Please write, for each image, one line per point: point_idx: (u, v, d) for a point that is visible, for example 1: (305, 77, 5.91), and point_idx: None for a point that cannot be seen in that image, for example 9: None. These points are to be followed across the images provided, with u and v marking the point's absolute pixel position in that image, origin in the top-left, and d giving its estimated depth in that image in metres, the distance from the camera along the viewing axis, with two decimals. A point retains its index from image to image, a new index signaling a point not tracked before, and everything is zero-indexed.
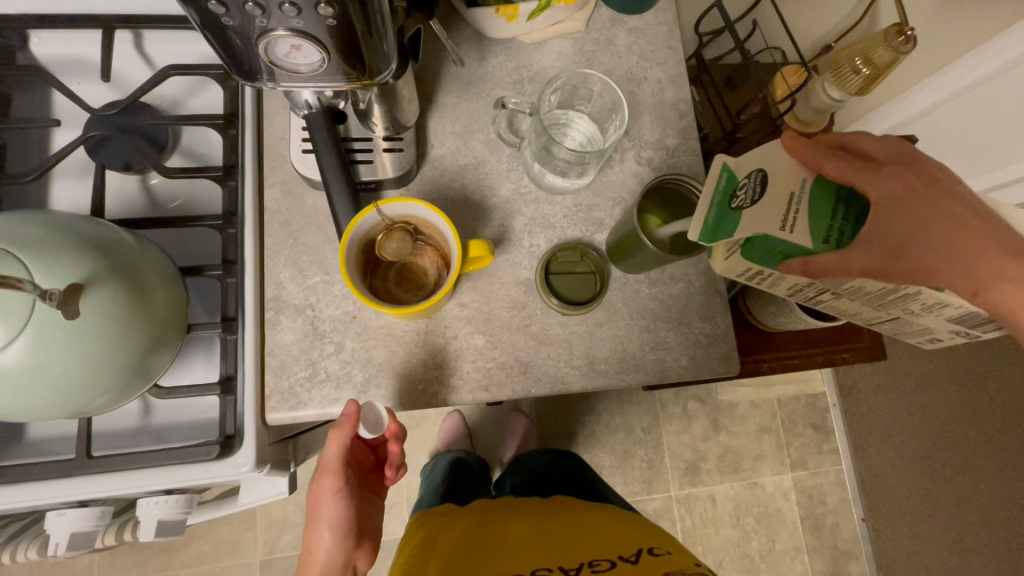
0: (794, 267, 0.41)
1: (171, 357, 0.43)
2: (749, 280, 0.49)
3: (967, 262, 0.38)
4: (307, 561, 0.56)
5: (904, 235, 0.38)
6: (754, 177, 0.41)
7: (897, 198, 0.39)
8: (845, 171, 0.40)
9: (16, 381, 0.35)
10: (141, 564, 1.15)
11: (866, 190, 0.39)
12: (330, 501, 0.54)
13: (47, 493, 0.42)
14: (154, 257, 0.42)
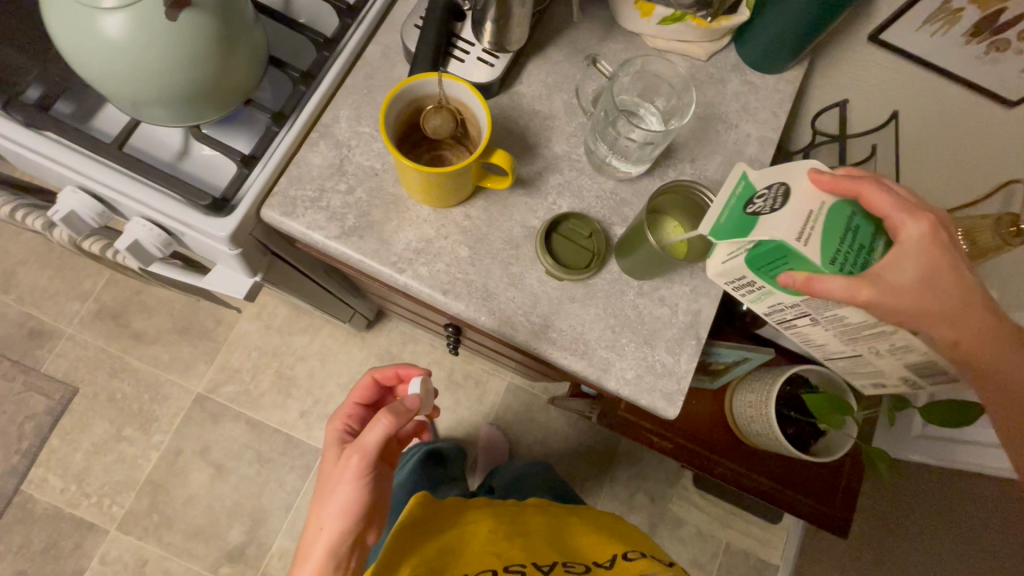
0: (796, 280, 0.41)
1: (217, 109, 0.49)
2: (739, 289, 0.50)
3: (967, 313, 0.40)
4: (313, 543, 0.54)
5: (926, 303, 0.40)
6: (774, 189, 0.44)
7: (921, 245, 0.40)
8: (880, 201, 0.41)
9: (102, 43, 0.42)
10: (110, 336, 1.25)
11: (898, 225, 0.41)
12: (350, 478, 0.53)
13: (79, 164, 0.50)
14: (256, 33, 0.49)
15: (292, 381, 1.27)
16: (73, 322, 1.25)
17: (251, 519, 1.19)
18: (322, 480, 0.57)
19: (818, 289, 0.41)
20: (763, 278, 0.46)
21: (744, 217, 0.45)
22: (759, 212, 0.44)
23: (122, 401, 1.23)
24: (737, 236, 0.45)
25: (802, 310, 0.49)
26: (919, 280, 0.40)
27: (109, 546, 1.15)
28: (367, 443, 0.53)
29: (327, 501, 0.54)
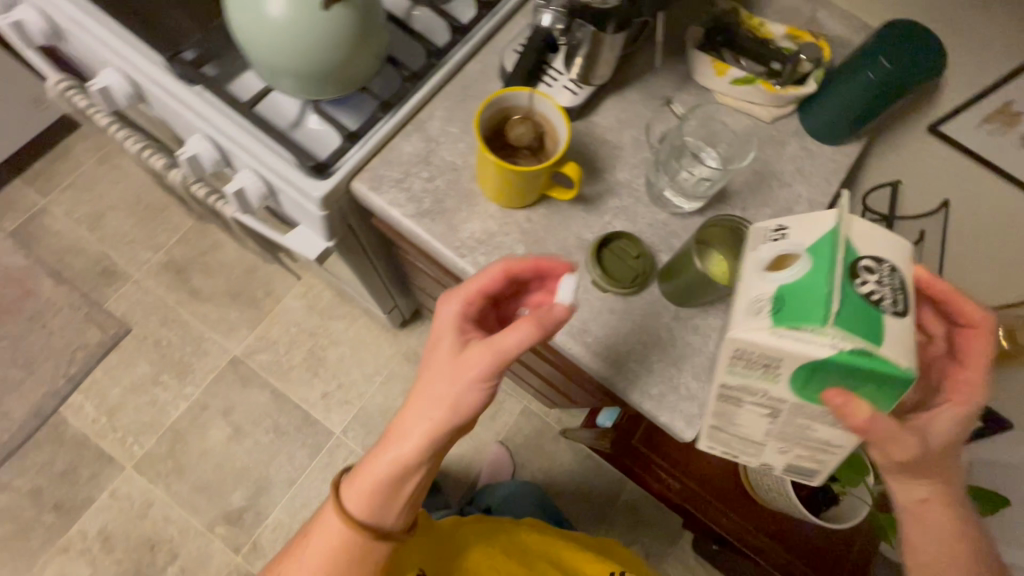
0: (865, 415, 0.41)
1: (337, 91, 0.57)
2: (747, 361, 0.43)
3: (951, 476, 0.49)
4: (414, 419, 0.53)
5: (936, 453, 0.48)
6: (889, 281, 0.40)
7: (969, 409, 0.48)
8: (977, 354, 0.50)
9: (264, 22, 0.51)
10: (171, 286, 1.35)
11: (970, 385, 0.49)
12: (477, 377, 0.51)
13: (213, 115, 0.59)
14: (383, 33, 0.57)
15: (321, 361, 1.33)
16: (142, 268, 1.36)
17: (255, 486, 1.23)
18: (433, 363, 0.54)
19: (859, 427, 0.42)
20: (797, 375, 0.42)
21: (867, 306, 0.39)
22: (883, 311, 0.40)
23: (166, 348, 1.31)
24: (859, 332, 0.38)
25: (776, 404, 0.45)
26: (951, 433, 0.48)
27: (122, 483, 1.21)
28: (502, 347, 0.50)
29: (438, 391, 0.52)
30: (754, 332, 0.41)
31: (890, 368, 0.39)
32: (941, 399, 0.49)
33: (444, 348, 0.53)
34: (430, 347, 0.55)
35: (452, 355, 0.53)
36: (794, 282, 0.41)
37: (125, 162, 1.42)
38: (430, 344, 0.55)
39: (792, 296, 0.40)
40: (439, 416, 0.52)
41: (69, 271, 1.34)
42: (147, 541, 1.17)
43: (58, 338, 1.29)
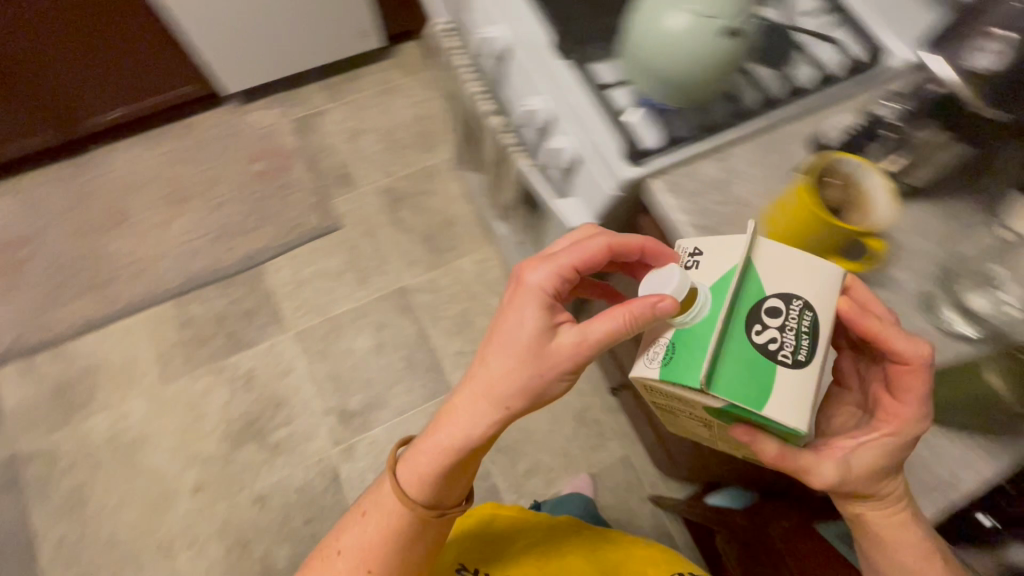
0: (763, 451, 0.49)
1: (676, 101, 0.65)
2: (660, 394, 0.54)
3: (885, 495, 0.52)
4: (491, 399, 0.56)
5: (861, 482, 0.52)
6: (774, 325, 0.49)
7: (892, 447, 0.51)
8: (910, 400, 0.50)
9: (659, 28, 0.61)
10: (383, 208, 1.56)
11: (897, 428, 0.51)
12: (565, 361, 0.54)
13: (566, 85, 0.70)
14: (738, 69, 0.64)
15: (468, 323, 1.44)
16: (370, 184, 1.58)
17: (373, 398, 1.35)
18: (508, 336, 0.55)
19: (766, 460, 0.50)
20: (704, 412, 0.51)
21: (757, 356, 0.48)
22: (774, 364, 0.48)
23: (357, 253, 1.50)
24: (747, 393, 0.47)
25: (705, 421, 0.55)
26: (875, 467, 0.51)
27: (281, 342, 1.39)
28: (595, 336, 0.53)
29: (519, 372, 0.54)
30: (641, 375, 0.51)
31: (783, 425, 0.46)
32: (868, 431, 0.52)
33: (523, 325, 0.55)
34: (505, 318, 0.56)
35: (534, 329, 0.54)
36: (691, 331, 0.49)
37: (396, 101, 1.69)
38: (505, 313, 0.56)
39: (686, 345, 0.49)
40: (515, 396, 0.55)
41: (319, 164, 1.60)
42: (275, 397, 1.34)
43: (287, 210, 1.53)
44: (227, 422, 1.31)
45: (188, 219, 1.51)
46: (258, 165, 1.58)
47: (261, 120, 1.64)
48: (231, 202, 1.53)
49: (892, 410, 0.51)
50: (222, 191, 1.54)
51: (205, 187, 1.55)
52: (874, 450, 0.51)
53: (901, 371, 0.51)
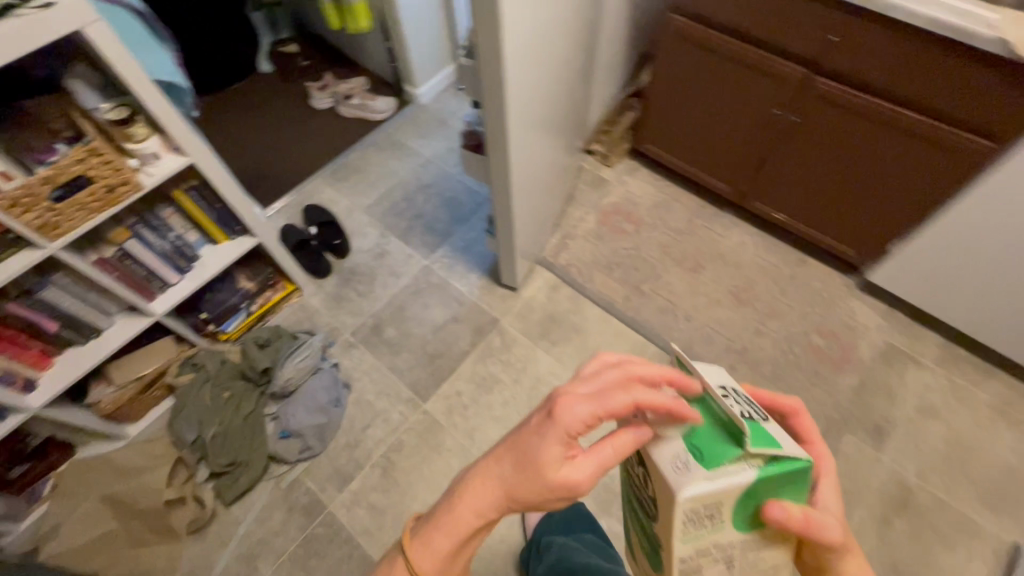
0: (786, 518, 0.50)
1: None
2: (694, 522, 0.50)
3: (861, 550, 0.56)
4: (482, 492, 0.52)
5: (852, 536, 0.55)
6: (732, 401, 0.52)
7: (829, 471, 0.57)
8: (812, 427, 0.59)
9: None
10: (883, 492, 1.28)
11: (822, 460, 0.58)
12: (565, 480, 0.50)
13: None
14: None
15: None
16: (894, 460, 1.32)
17: None
18: (525, 445, 0.51)
19: (808, 525, 0.50)
20: (730, 511, 0.50)
21: (754, 427, 0.51)
22: (758, 421, 0.52)
23: None
24: (767, 445, 0.50)
25: (726, 555, 0.53)
26: (841, 505, 0.56)
27: None
28: (597, 459, 0.50)
29: (530, 488, 0.50)
30: (705, 486, 0.48)
31: (795, 461, 0.49)
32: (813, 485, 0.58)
33: (545, 452, 0.50)
34: (528, 440, 0.51)
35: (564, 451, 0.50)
36: (696, 432, 0.51)
37: (1004, 431, 1.34)
38: (527, 439, 0.51)
39: (701, 443, 0.50)
40: (518, 502, 0.51)
41: (869, 394, 1.41)
42: None
43: (803, 393, 1.42)
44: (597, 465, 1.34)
45: (730, 315, 1.55)
46: (819, 338, 1.50)
47: (860, 313, 1.54)
48: (769, 338, 1.51)
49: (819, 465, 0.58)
50: (773, 326, 1.53)
51: (766, 309, 1.55)
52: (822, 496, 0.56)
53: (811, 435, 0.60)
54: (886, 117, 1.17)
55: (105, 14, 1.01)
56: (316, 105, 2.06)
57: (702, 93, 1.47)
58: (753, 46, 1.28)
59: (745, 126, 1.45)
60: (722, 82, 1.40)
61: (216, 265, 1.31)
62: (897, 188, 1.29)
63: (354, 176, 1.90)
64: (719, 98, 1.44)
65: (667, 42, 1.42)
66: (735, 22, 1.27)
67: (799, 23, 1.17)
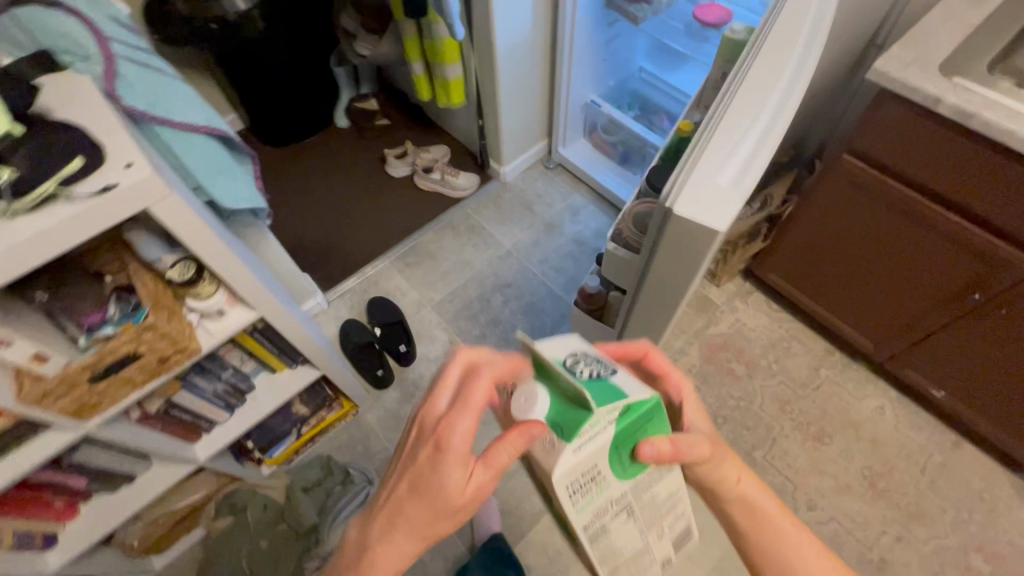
0: (652, 451, 0.52)
1: None
2: (581, 482, 0.49)
3: (732, 457, 0.62)
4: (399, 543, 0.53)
5: (721, 450, 0.61)
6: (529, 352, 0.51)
7: (691, 398, 0.63)
8: (665, 363, 0.64)
9: None
10: None
11: (676, 386, 0.63)
12: (471, 494, 0.51)
13: None
14: None
15: None
16: None
17: None
18: (429, 482, 0.51)
19: (673, 450, 0.53)
20: (607, 461, 0.50)
21: (593, 381, 0.49)
22: (606, 377, 0.51)
23: None
24: (604, 396, 0.48)
25: (624, 501, 0.53)
26: (711, 429, 0.62)
27: None
28: (490, 465, 0.50)
29: (442, 519, 0.52)
30: (572, 459, 0.47)
31: (643, 400, 0.50)
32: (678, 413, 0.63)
33: (448, 483, 0.50)
34: (427, 477, 0.51)
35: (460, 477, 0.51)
36: (555, 411, 0.48)
37: None
38: (427, 476, 0.51)
39: (562, 423, 0.47)
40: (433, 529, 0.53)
41: None
42: None
43: None
44: None
45: (864, 509, 1.28)
46: (980, 561, 1.21)
47: None
48: (914, 550, 1.23)
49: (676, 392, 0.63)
50: (919, 533, 1.25)
51: (911, 510, 1.27)
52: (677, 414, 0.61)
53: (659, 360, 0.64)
54: None
55: (184, 145, 0.81)
56: (391, 174, 1.89)
57: (863, 242, 1.20)
58: (954, 215, 1.01)
59: (913, 290, 1.18)
60: (893, 240, 1.14)
61: (271, 403, 1.12)
62: None
63: (425, 263, 1.71)
64: (882, 253, 1.18)
65: (830, 180, 1.16)
66: (935, 185, 1.00)
67: None
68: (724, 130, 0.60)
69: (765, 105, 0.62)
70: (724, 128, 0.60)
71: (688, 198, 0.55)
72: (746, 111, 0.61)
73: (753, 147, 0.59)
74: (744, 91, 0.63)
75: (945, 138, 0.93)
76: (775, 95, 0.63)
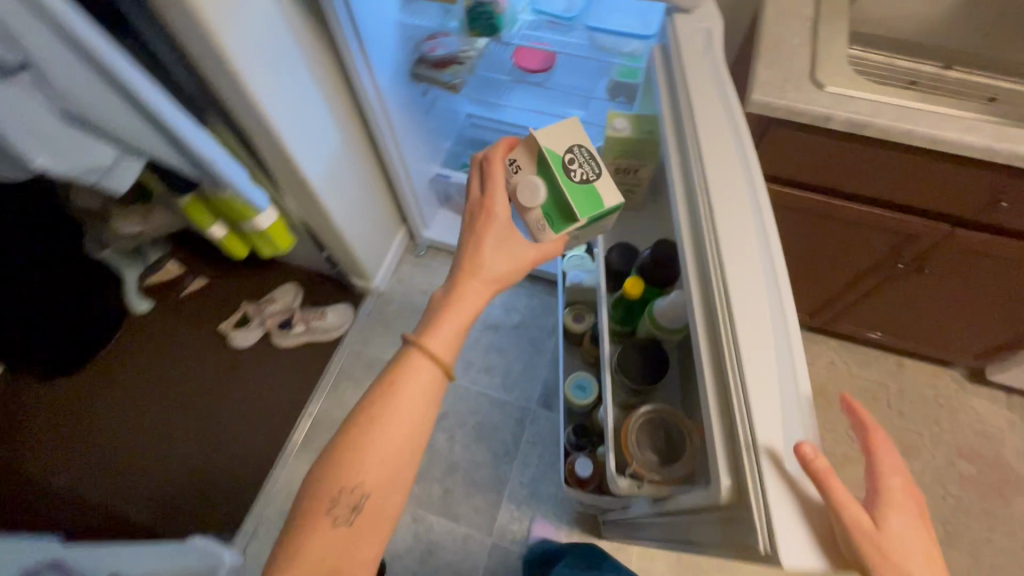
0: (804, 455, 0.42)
1: None
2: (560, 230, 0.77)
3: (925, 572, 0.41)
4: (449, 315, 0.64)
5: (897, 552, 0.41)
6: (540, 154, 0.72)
7: (900, 492, 0.43)
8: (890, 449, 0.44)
9: None
10: None
11: (885, 470, 0.44)
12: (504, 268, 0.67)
13: None
14: None
15: None
16: None
17: None
18: (482, 246, 0.67)
19: (815, 470, 0.42)
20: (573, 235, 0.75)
21: (582, 185, 0.71)
22: (591, 181, 0.71)
23: None
24: (582, 199, 0.70)
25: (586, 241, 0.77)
26: (908, 530, 0.42)
27: None
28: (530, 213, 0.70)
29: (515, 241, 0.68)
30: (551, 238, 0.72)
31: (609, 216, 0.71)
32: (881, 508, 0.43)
33: (490, 245, 0.67)
34: (480, 238, 0.67)
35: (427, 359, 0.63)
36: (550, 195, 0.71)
37: None
38: (482, 235, 0.67)
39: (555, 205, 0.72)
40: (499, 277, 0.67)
41: None
42: None
43: (985, 548, 1.23)
44: None
45: None
46: (965, 465, 1.32)
47: (984, 413, 1.37)
48: (917, 486, 1.29)
49: (878, 502, 0.43)
50: (912, 467, 1.32)
51: (898, 449, 1.34)
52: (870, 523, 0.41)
53: (876, 458, 0.44)
54: None
55: None
56: (238, 345, 1.49)
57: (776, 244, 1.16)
58: (860, 206, 0.98)
59: (835, 269, 1.17)
60: (807, 236, 1.10)
61: None
62: None
63: None
64: (799, 248, 1.15)
65: None
66: (839, 188, 0.96)
67: (944, 188, 0.88)
68: (751, 373, 0.49)
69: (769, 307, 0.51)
70: (753, 382, 0.48)
71: (778, 474, 0.44)
72: (759, 328, 0.50)
73: (793, 374, 0.48)
74: (738, 301, 0.52)
75: (835, 150, 0.88)
76: (765, 295, 0.52)
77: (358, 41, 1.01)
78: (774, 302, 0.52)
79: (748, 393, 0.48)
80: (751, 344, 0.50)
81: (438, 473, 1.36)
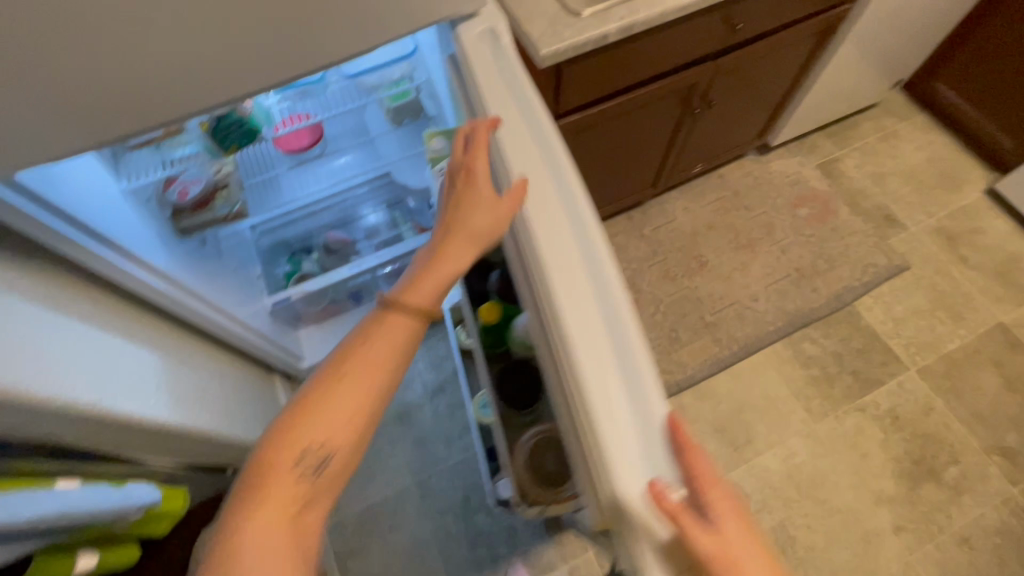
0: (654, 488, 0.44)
1: None
2: None
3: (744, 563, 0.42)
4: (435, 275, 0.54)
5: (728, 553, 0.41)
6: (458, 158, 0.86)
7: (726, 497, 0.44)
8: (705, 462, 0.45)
9: None
10: (943, 248, 1.58)
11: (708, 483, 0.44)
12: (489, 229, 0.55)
13: None
14: None
15: None
16: (918, 225, 1.61)
17: None
18: (464, 217, 0.55)
19: (667, 503, 0.43)
20: None
21: None
22: None
23: (942, 292, 1.51)
24: None
25: None
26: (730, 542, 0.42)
27: (908, 378, 1.40)
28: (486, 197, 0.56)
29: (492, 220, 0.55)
30: None
31: None
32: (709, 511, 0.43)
33: (476, 215, 0.55)
34: (467, 206, 0.56)
35: (409, 315, 0.52)
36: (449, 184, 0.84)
37: (901, 146, 1.75)
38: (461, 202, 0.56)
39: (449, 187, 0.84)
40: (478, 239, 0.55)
41: (862, 208, 1.65)
42: (933, 435, 1.33)
43: (853, 250, 1.57)
44: (895, 462, 1.30)
45: (762, 260, 1.56)
46: (803, 209, 1.64)
47: (786, 168, 1.71)
48: (793, 245, 1.58)
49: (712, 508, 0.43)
50: (781, 235, 1.60)
51: (764, 230, 1.61)
52: (704, 532, 0.42)
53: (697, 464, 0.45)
54: (775, 45, 1.18)
55: None
56: None
57: (606, 152, 1.25)
58: (648, 86, 1.10)
59: (653, 141, 1.32)
60: (625, 131, 1.21)
61: None
62: (778, 81, 1.38)
63: None
64: (626, 144, 1.26)
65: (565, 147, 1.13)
66: (629, 83, 1.06)
67: (693, 38, 1.02)
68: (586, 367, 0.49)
69: (601, 317, 0.51)
70: (590, 377, 0.49)
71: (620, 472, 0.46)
72: (594, 336, 0.50)
73: (641, 389, 0.48)
74: (568, 298, 0.52)
75: (614, 56, 0.96)
76: (589, 285, 0.52)
77: (105, 242, 0.77)
78: (608, 321, 0.51)
79: (594, 421, 0.48)
80: (591, 365, 0.49)
81: (504, 548, 1.26)
